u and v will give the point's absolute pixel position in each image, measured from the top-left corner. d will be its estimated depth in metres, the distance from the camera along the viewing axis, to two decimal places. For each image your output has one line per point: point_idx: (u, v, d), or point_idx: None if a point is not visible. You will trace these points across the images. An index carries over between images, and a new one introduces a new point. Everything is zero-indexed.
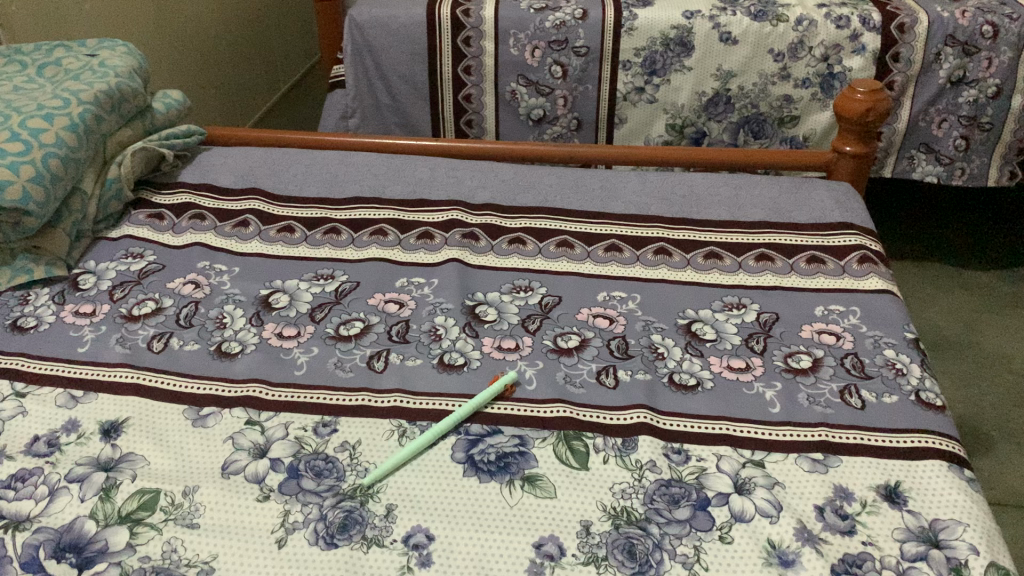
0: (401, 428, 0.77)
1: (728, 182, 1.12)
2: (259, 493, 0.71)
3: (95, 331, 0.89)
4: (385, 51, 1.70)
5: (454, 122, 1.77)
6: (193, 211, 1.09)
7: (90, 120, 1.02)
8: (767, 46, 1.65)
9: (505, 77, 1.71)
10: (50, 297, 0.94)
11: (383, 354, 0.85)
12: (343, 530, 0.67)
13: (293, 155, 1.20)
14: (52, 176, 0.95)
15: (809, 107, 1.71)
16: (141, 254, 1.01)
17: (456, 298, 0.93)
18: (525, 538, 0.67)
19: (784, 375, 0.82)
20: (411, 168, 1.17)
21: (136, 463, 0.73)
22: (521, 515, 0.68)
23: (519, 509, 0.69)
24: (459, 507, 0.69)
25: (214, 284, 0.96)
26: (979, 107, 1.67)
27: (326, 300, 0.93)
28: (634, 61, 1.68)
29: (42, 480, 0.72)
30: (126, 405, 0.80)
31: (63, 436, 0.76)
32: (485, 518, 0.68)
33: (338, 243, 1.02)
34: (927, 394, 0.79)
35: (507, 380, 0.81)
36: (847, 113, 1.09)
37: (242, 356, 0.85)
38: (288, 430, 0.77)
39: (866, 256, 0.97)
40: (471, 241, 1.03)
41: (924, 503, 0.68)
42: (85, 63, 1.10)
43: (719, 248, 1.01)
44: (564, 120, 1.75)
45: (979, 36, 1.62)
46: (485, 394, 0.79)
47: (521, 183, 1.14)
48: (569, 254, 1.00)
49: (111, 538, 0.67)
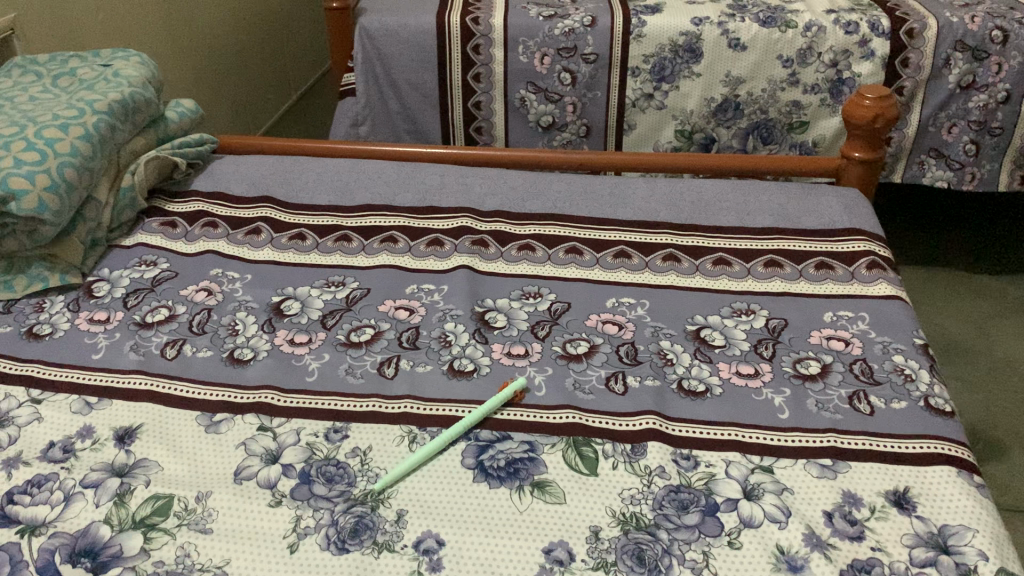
0: (412, 434, 0.77)
1: (736, 188, 1.13)
2: (271, 498, 0.72)
3: (109, 338, 0.90)
4: (395, 59, 1.71)
5: (464, 130, 1.78)
6: (205, 219, 1.10)
7: (105, 130, 1.04)
8: (775, 52, 1.66)
9: (514, 84, 1.72)
10: (65, 305, 0.95)
11: (393, 360, 0.86)
12: (354, 535, 0.68)
13: (304, 164, 1.21)
14: (67, 185, 0.96)
15: (818, 113, 1.71)
16: (154, 261, 1.02)
17: (466, 304, 0.93)
18: (527, 547, 0.67)
19: (792, 381, 0.83)
20: (421, 176, 1.17)
21: (150, 468, 0.74)
22: (526, 525, 0.69)
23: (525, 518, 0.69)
24: (464, 514, 0.70)
25: (226, 291, 0.96)
26: (989, 112, 1.67)
27: (337, 307, 0.93)
28: (643, 68, 1.69)
29: (58, 485, 0.73)
30: (140, 411, 0.81)
31: (78, 442, 0.77)
32: (490, 526, 0.69)
33: (348, 250, 1.03)
34: (936, 400, 0.80)
35: (513, 389, 0.81)
36: (855, 120, 1.09)
37: (253, 362, 0.86)
38: (300, 435, 0.78)
39: (875, 262, 0.98)
40: (481, 247, 1.03)
41: (933, 509, 0.69)
42: (100, 73, 1.11)
43: (727, 254, 1.01)
44: (573, 127, 1.75)
45: (988, 41, 1.62)
46: (490, 403, 0.80)
47: (531, 190, 1.14)
48: (577, 261, 1.00)
49: (125, 543, 0.68)
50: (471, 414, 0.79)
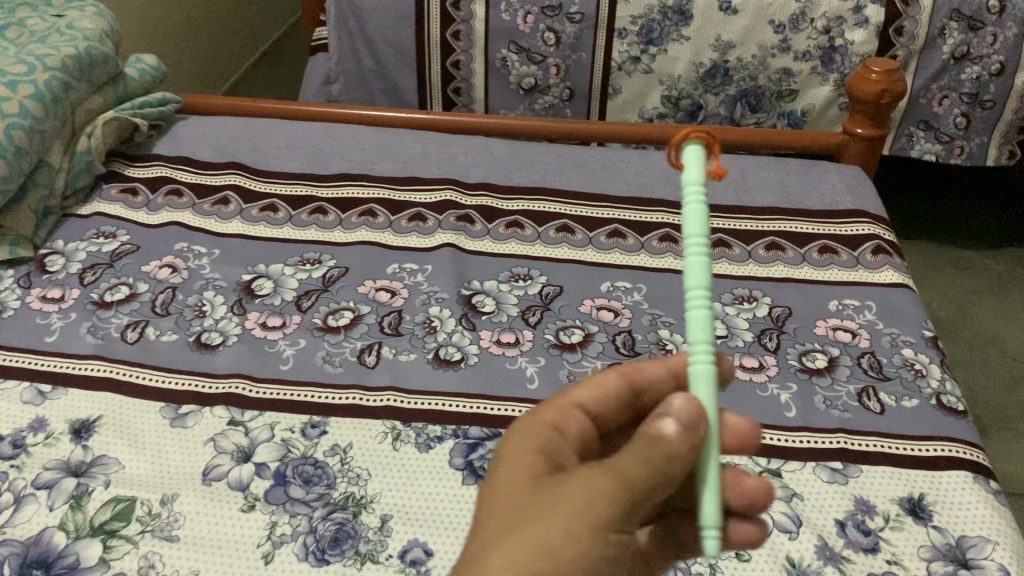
0: (395, 430, 0.72)
1: (735, 163, 1.08)
2: (243, 502, 0.66)
3: (63, 319, 0.83)
4: (371, 12, 1.48)
5: (441, 90, 1.54)
6: (168, 186, 1.02)
7: (57, 88, 0.96)
8: (767, 16, 1.42)
9: (494, 43, 1.48)
10: (15, 280, 0.88)
11: (374, 347, 0.80)
12: (335, 544, 0.63)
13: (276, 129, 1.13)
14: (15, 148, 0.90)
15: (809, 81, 1.48)
16: (113, 233, 0.95)
17: (452, 286, 0.87)
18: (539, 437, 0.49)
19: (799, 376, 0.78)
20: (401, 144, 1.10)
21: (109, 467, 0.69)
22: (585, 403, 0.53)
23: (573, 415, 0.51)
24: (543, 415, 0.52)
25: (192, 268, 0.89)
26: (982, 85, 1.49)
27: (313, 287, 0.87)
28: (630, 29, 1.45)
29: (8, 486, 0.67)
30: (98, 401, 0.74)
31: (29, 436, 0.71)
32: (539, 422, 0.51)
33: (324, 224, 0.96)
34: (948, 398, 0.76)
35: (704, 225, 0.43)
36: (860, 94, 1.04)
37: (223, 348, 0.80)
38: (274, 431, 0.72)
39: (880, 246, 0.93)
40: (466, 224, 0.97)
41: (950, 519, 0.65)
42: (51, 24, 1.03)
43: (727, 236, 0.96)
44: (556, 90, 1.52)
45: (985, 10, 1.42)
46: (701, 302, 0.42)
47: (518, 161, 1.08)
48: (570, 240, 0.95)
49: (83, 552, 0.62)
50: (693, 344, 0.43)
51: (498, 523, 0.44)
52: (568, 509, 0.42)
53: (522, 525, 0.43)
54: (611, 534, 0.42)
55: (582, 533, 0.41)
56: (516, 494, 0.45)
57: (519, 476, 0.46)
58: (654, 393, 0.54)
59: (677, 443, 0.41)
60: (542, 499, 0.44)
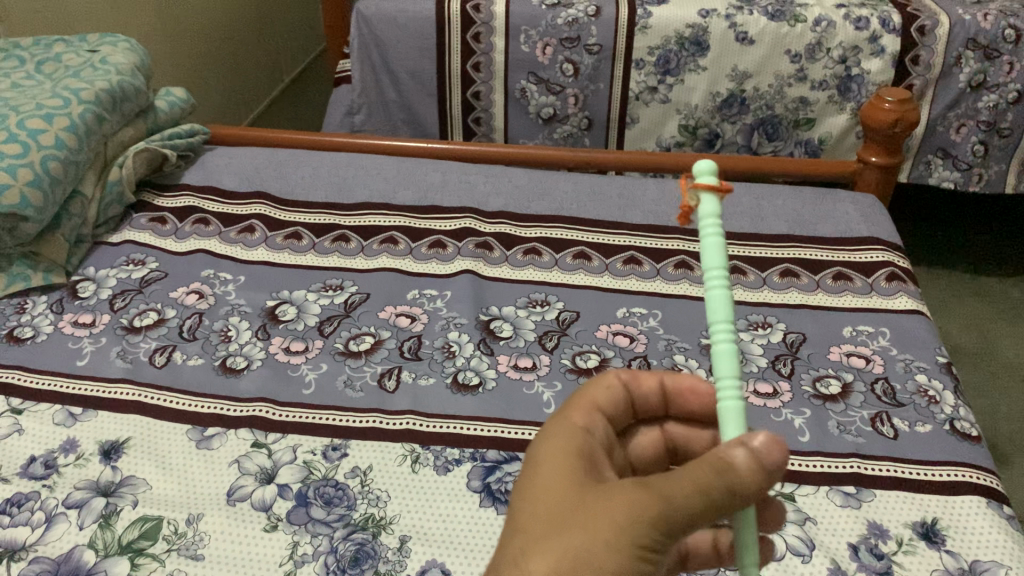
0: (414, 453, 0.74)
1: (750, 191, 1.09)
2: (266, 522, 0.68)
3: (94, 343, 0.86)
4: (393, 45, 1.51)
5: (462, 121, 1.57)
6: (196, 215, 1.05)
7: (91, 120, 0.99)
8: (783, 47, 1.44)
9: (514, 74, 1.50)
10: (48, 306, 0.91)
11: (394, 371, 0.82)
12: (354, 564, 0.65)
13: (300, 159, 1.16)
14: (51, 179, 0.92)
15: (825, 109, 1.50)
16: (143, 260, 0.97)
17: (470, 312, 0.89)
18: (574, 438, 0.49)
19: (813, 401, 0.79)
20: (422, 173, 1.13)
21: (137, 487, 0.71)
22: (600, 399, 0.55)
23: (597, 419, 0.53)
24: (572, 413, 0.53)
25: (218, 294, 0.92)
26: (999, 112, 1.48)
27: (335, 313, 0.89)
28: (647, 60, 1.47)
29: (39, 505, 0.69)
30: (127, 423, 0.77)
31: (61, 457, 0.73)
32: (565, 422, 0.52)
33: (347, 251, 0.99)
34: (962, 424, 0.76)
35: (723, 256, 0.44)
36: (874, 123, 1.05)
37: (248, 372, 0.82)
38: (297, 453, 0.74)
39: (894, 273, 0.94)
40: (485, 251, 0.99)
41: (963, 544, 0.66)
42: (86, 59, 1.07)
43: (742, 263, 0.97)
44: (575, 119, 1.54)
45: (1001, 39, 1.42)
46: (725, 336, 0.44)
47: (537, 189, 1.10)
48: (586, 267, 0.97)
49: (111, 569, 0.64)
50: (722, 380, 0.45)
51: (537, 529, 0.44)
52: (611, 521, 0.42)
53: (559, 533, 0.43)
54: (647, 553, 0.42)
55: (619, 546, 0.41)
56: (560, 498, 0.45)
57: (557, 481, 0.46)
58: (648, 402, 0.58)
59: (741, 472, 0.42)
60: (582, 507, 0.44)
